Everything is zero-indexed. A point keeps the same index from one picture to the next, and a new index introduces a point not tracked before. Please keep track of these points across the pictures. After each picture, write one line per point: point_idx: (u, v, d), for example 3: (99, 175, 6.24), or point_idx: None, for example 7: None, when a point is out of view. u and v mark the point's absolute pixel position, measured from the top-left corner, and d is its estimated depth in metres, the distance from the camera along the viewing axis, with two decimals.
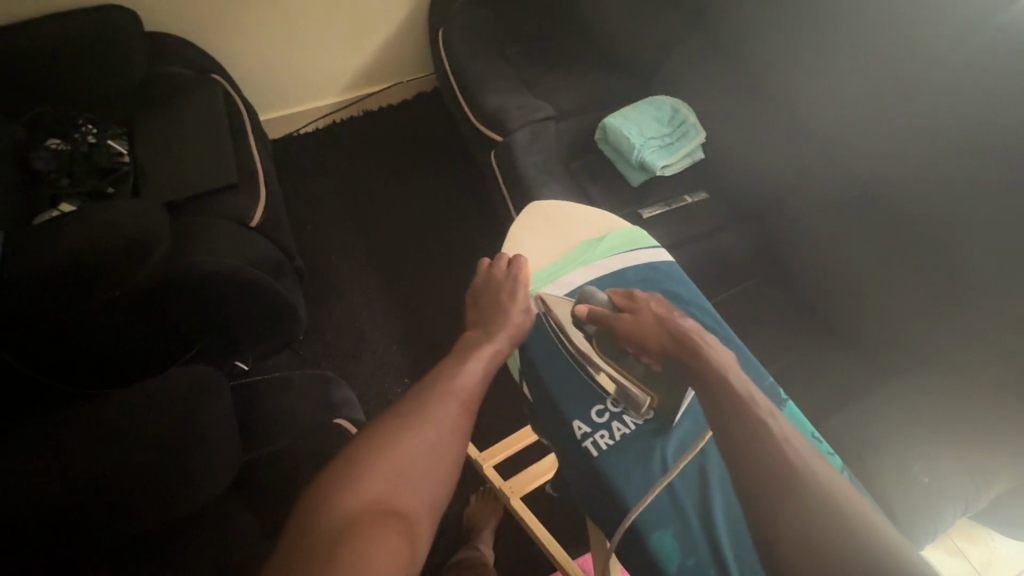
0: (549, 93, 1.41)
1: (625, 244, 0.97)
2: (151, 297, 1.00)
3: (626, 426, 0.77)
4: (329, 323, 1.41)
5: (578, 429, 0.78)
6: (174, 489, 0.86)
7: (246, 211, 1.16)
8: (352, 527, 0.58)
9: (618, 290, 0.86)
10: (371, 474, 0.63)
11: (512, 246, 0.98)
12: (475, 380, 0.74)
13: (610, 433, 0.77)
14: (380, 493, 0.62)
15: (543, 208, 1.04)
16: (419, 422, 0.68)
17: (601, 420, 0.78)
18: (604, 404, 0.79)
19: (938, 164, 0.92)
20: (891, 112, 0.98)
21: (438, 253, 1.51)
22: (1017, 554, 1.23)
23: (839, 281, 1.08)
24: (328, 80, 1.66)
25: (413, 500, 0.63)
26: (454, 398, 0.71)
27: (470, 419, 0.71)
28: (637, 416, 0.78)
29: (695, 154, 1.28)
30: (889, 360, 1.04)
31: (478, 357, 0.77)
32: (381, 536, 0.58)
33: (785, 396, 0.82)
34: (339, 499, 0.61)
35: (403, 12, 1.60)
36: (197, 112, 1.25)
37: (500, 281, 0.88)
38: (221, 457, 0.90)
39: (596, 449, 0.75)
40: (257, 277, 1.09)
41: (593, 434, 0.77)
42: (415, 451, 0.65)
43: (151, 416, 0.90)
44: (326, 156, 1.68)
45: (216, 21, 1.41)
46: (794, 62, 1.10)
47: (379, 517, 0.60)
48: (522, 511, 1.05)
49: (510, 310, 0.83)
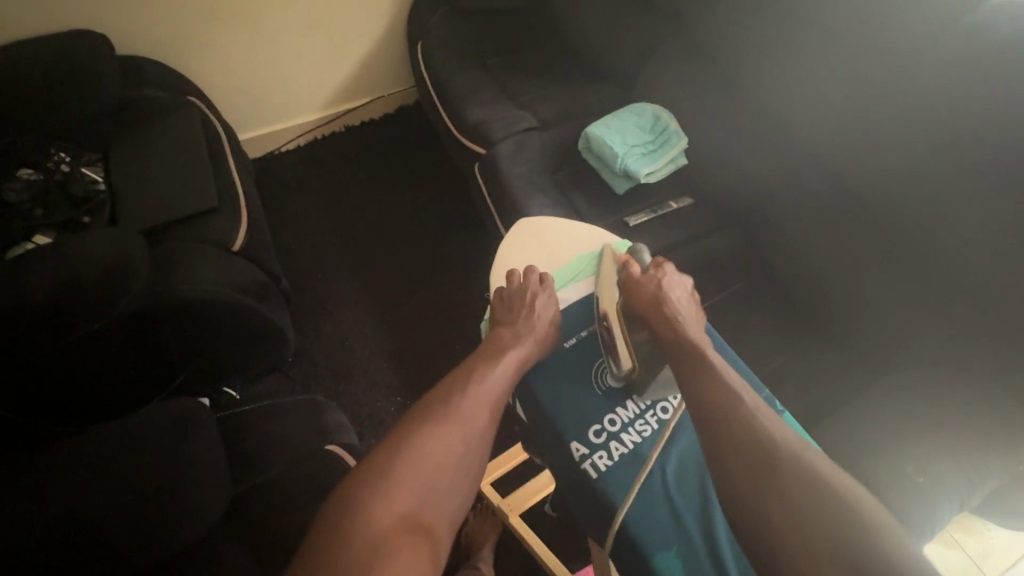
0: (531, 103, 1.41)
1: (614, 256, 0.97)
2: (138, 323, 0.97)
3: (624, 445, 0.77)
4: (319, 344, 1.39)
5: (576, 451, 0.77)
6: (173, 517, 0.84)
7: (228, 236, 1.14)
8: (383, 539, 0.60)
9: (661, 260, 0.90)
10: (400, 484, 0.66)
11: (502, 266, 0.99)
12: (497, 393, 0.78)
13: (609, 454, 0.76)
14: (403, 508, 0.64)
15: (530, 224, 1.03)
16: (446, 434, 0.72)
17: (599, 440, 0.77)
18: (601, 424, 0.79)
19: (919, 165, 0.93)
20: (870, 113, 0.99)
21: (426, 267, 1.50)
22: (1012, 543, 1.24)
23: (827, 282, 1.09)
24: (308, 97, 1.64)
25: (438, 513, 0.67)
26: (478, 412, 0.75)
27: (490, 433, 0.76)
28: (634, 434, 0.78)
29: (678, 161, 1.28)
30: (880, 358, 1.05)
31: (496, 372, 0.79)
32: (410, 548, 0.61)
33: (782, 407, 0.83)
34: (370, 510, 0.62)
35: (381, 27, 1.59)
36: (175, 137, 1.23)
37: (529, 288, 0.88)
38: (212, 489, 0.88)
39: (595, 471, 0.75)
40: (245, 302, 1.08)
41: (592, 455, 0.76)
42: (442, 463, 0.69)
43: (144, 447, 0.88)
44: (309, 173, 1.66)
45: (192, 42, 1.40)
46: (772, 65, 1.11)
47: (407, 529, 0.63)
48: (521, 529, 1.03)
49: (538, 317, 0.85)
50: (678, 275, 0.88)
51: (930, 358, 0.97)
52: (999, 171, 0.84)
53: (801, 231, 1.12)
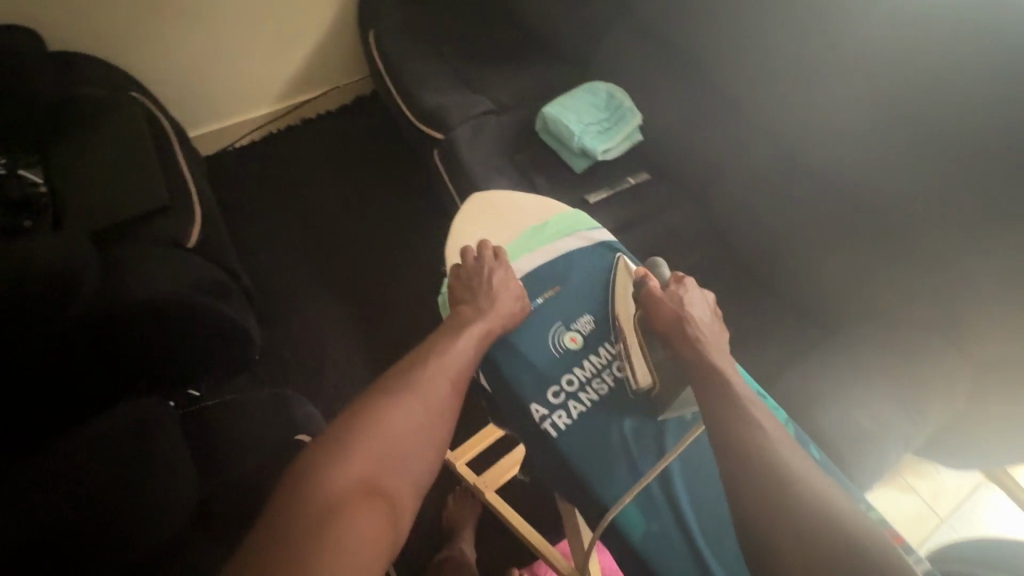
0: (486, 87, 1.41)
1: (567, 228, 0.99)
2: (92, 325, 0.95)
3: (581, 403, 0.82)
4: (286, 340, 1.38)
5: (536, 412, 0.81)
6: (142, 512, 0.83)
7: (181, 234, 1.12)
8: (342, 504, 0.61)
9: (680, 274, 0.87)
10: (361, 453, 0.66)
11: (456, 240, 1.00)
12: (463, 364, 0.79)
13: (568, 413, 0.81)
14: (364, 475, 0.65)
15: (484, 198, 1.05)
16: (409, 404, 0.72)
17: (557, 400, 0.82)
18: (559, 385, 0.83)
19: (855, 129, 0.98)
20: (808, 81, 1.03)
21: (393, 257, 1.50)
22: (961, 483, 1.33)
23: (778, 247, 1.14)
24: (259, 90, 1.60)
25: (401, 481, 0.67)
26: (442, 383, 0.76)
27: (455, 404, 0.77)
28: (592, 393, 0.83)
29: (634, 137, 1.30)
30: (830, 315, 1.10)
31: (460, 344, 0.81)
32: (370, 513, 0.61)
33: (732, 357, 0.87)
34: (329, 478, 0.63)
35: (330, 16, 1.56)
36: (119, 134, 1.18)
37: (487, 266, 0.90)
38: (176, 489, 0.88)
39: (555, 429, 0.79)
40: (202, 301, 1.05)
41: (551, 415, 0.80)
42: (404, 432, 0.70)
43: (106, 446, 0.86)
44: (265, 169, 1.62)
45: (132, 37, 1.35)
46: (716, 39, 1.14)
47: (367, 493, 0.64)
48: (498, 505, 1.05)
49: (501, 294, 0.86)
50: (701, 291, 0.85)
51: (875, 312, 1.03)
52: (927, 133, 0.90)
53: (752, 199, 1.16)
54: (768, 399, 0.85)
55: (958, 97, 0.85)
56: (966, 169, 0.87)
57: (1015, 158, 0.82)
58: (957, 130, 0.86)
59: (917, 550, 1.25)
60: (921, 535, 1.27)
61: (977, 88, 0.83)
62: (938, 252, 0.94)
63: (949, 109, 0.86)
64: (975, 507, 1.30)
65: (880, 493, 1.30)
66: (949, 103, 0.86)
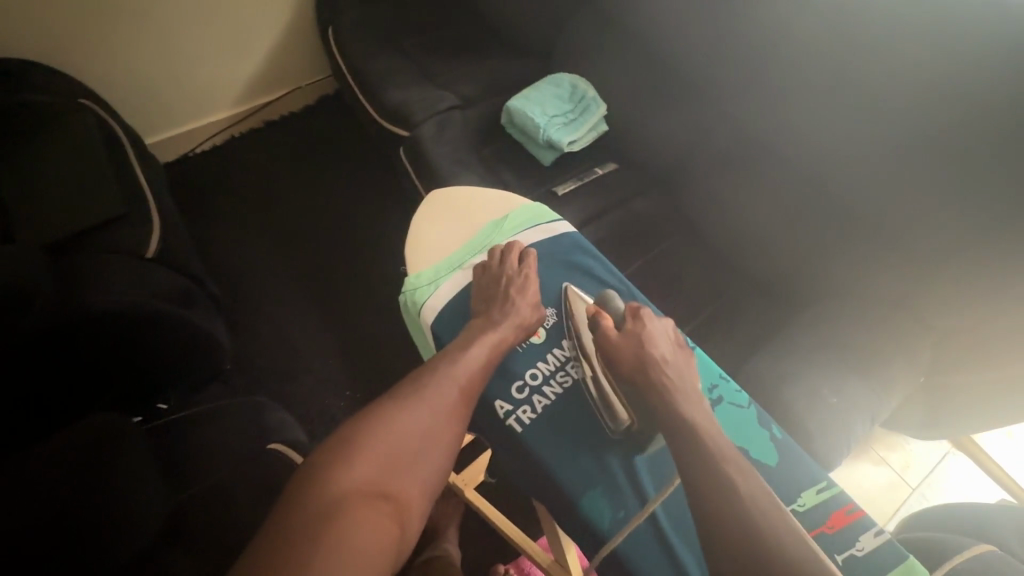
0: (450, 81, 1.39)
1: (526, 221, 1.02)
2: (51, 335, 0.90)
3: (545, 398, 0.85)
4: (258, 347, 1.35)
5: (501, 408, 0.84)
6: (113, 521, 0.79)
7: (141, 244, 1.09)
8: (346, 506, 0.61)
9: (634, 304, 0.89)
10: (368, 454, 0.66)
11: (417, 237, 1.01)
12: (474, 371, 0.79)
13: (532, 407, 0.84)
14: (371, 477, 0.65)
15: (444, 195, 1.06)
16: (421, 410, 0.73)
17: (522, 395, 0.85)
18: (522, 381, 0.86)
19: (816, 111, 1.00)
20: (767, 66, 1.03)
21: (364, 257, 1.48)
22: (929, 452, 1.37)
23: (745, 230, 1.15)
24: (218, 93, 1.56)
25: (407, 485, 0.67)
26: (454, 389, 0.76)
27: (465, 411, 0.76)
28: (555, 386, 0.86)
29: (600, 128, 1.31)
30: (797, 295, 1.12)
31: (474, 351, 0.81)
32: (374, 517, 0.61)
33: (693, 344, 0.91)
34: (335, 479, 0.63)
35: (289, 14, 1.53)
36: (68, 142, 1.13)
37: (510, 273, 0.92)
38: (147, 500, 0.84)
39: (520, 424, 0.83)
40: (166, 310, 1.03)
41: (516, 411, 0.84)
42: (412, 436, 0.70)
43: (76, 456, 0.82)
44: (229, 174, 1.59)
45: (80, 42, 1.28)
46: (675, 26, 1.14)
47: (374, 495, 0.64)
48: (477, 502, 1.06)
49: (520, 303, 0.87)
50: (657, 319, 0.87)
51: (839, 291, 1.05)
52: (885, 113, 0.91)
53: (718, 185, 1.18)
54: (731, 381, 0.89)
55: (912, 76, 0.87)
56: (921, 146, 0.89)
57: (968, 135, 0.84)
58: (912, 109, 0.88)
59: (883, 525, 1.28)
60: (892, 506, 1.30)
61: (930, 66, 0.84)
62: (896, 228, 0.96)
63: (905, 88, 0.88)
64: (943, 474, 1.34)
65: (853, 467, 1.34)
66: (905, 83, 0.88)
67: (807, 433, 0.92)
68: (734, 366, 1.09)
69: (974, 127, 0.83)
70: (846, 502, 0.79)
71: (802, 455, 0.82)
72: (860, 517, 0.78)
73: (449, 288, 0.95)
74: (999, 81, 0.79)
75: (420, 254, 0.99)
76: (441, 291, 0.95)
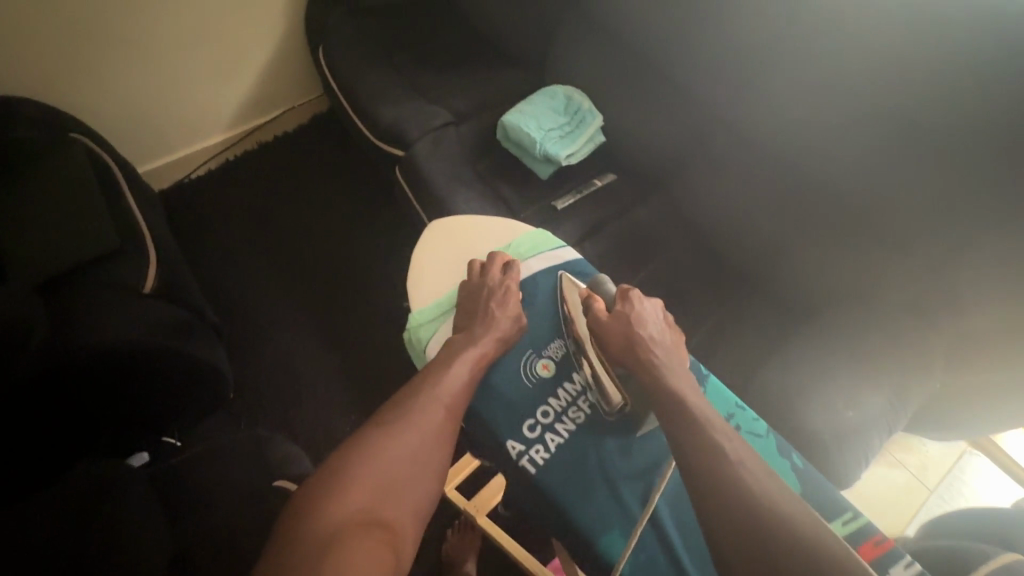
0: (443, 97, 1.38)
1: (531, 249, 1.01)
2: (47, 376, 0.89)
3: (559, 435, 0.83)
4: (260, 374, 1.33)
5: (512, 449, 0.82)
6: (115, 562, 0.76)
7: (138, 278, 1.07)
8: (339, 538, 0.60)
9: (624, 287, 0.91)
10: (356, 485, 0.66)
11: (419, 272, 1.00)
12: (459, 389, 0.79)
13: (545, 447, 0.82)
14: (363, 505, 0.65)
15: (444, 226, 1.05)
16: (408, 433, 0.72)
17: (534, 435, 0.83)
18: (534, 419, 0.84)
19: (817, 116, 0.98)
20: (764, 72, 1.02)
21: (363, 277, 1.46)
22: (944, 452, 1.35)
23: (749, 237, 1.13)
24: (210, 117, 1.55)
25: (398, 512, 0.67)
26: (439, 408, 0.76)
27: (452, 430, 0.76)
28: (568, 423, 0.84)
29: (597, 138, 1.29)
30: (806, 302, 1.10)
31: (457, 367, 0.81)
32: (369, 546, 0.61)
33: (707, 371, 0.90)
34: (325, 513, 0.62)
35: (278, 35, 1.52)
36: (59, 176, 1.11)
37: (494, 284, 0.91)
38: (154, 536, 0.82)
39: (534, 465, 0.80)
40: (161, 346, 1.00)
41: (528, 451, 0.81)
42: (400, 462, 0.70)
43: (70, 500, 0.82)
44: (224, 198, 1.57)
45: (67, 73, 1.26)
46: (668, 33, 1.12)
47: (368, 522, 0.63)
48: (490, 528, 1.03)
49: (498, 315, 0.87)
50: (646, 299, 0.89)
51: (851, 297, 1.03)
52: (890, 116, 0.90)
53: (721, 192, 1.16)
54: (748, 410, 0.88)
55: (915, 76, 0.85)
56: (928, 146, 0.88)
57: (978, 133, 0.82)
58: (917, 109, 0.86)
59: (902, 532, 1.25)
60: (911, 509, 1.28)
61: (935, 64, 0.83)
62: (905, 231, 0.95)
63: (910, 88, 0.86)
64: (962, 475, 1.32)
65: (869, 471, 1.31)
66: (909, 82, 0.86)
67: (825, 446, 0.90)
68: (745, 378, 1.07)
69: (983, 125, 0.81)
70: (874, 533, 0.77)
71: (824, 485, 0.80)
72: (889, 549, 0.75)
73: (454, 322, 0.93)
74: (1007, 77, 0.77)
75: (424, 287, 0.98)
76: (446, 325, 0.93)
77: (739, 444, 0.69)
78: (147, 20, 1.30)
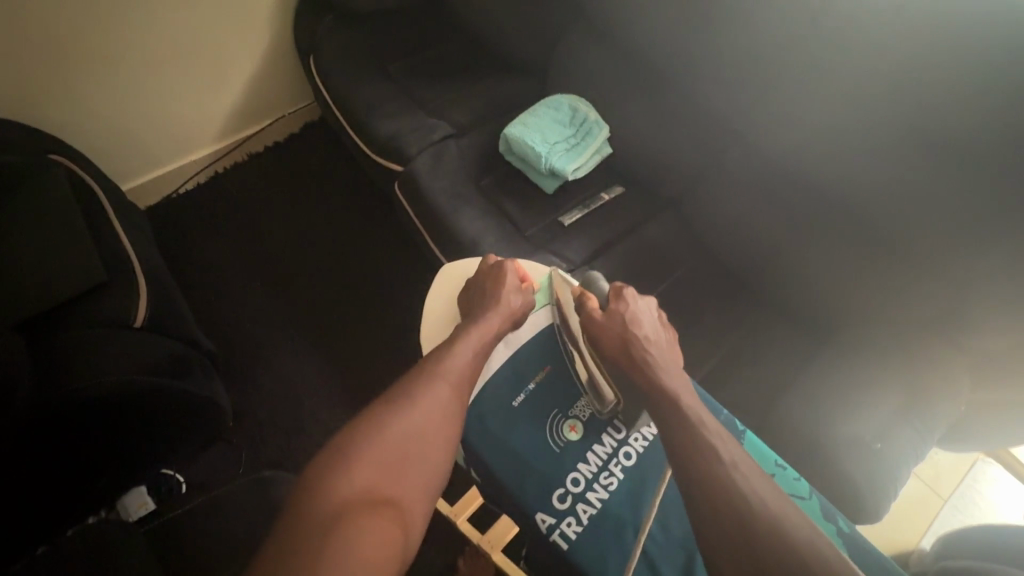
0: (442, 109, 1.33)
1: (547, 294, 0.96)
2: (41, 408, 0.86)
3: (591, 505, 0.78)
4: (257, 402, 1.29)
5: (543, 522, 0.77)
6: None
7: (127, 312, 1.02)
8: (347, 512, 0.58)
9: (616, 286, 0.89)
10: (364, 460, 0.64)
11: (431, 317, 0.96)
12: (463, 368, 0.79)
13: (577, 519, 0.77)
14: (371, 482, 0.63)
15: (455, 271, 1.00)
16: (415, 410, 0.71)
17: (565, 506, 0.78)
18: (564, 488, 0.79)
19: (835, 132, 0.94)
20: (779, 85, 0.98)
21: (365, 295, 1.42)
22: (956, 460, 1.33)
23: (763, 254, 1.11)
24: (197, 130, 1.49)
25: (406, 489, 0.65)
26: (445, 385, 0.75)
27: (458, 408, 0.75)
28: (600, 490, 0.79)
29: (603, 151, 1.25)
30: (823, 320, 1.07)
31: (461, 347, 0.80)
32: (377, 521, 0.59)
33: (742, 427, 0.87)
34: (333, 488, 0.61)
35: (266, 43, 1.46)
36: (38, 205, 1.04)
37: (494, 271, 0.92)
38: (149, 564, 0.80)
39: (566, 540, 0.75)
40: (160, 382, 0.98)
41: (559, 524, 0.77)
42: (409, 436, 0.68)
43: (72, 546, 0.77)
44: (215, 215, 1.52)
45: (45, 92, 1.19)
46: (678, 43, 1.08)
47: (376, 499, 0.62)
48: (505, 565, 1.01)
49: (509, 295, 0.88)
50: (637, 296, 0.88)
51: (870, 318, 1.00)
52: (915, 134, 0.85)
53: (735, 207, 1.12)
54: (788, 468, 0.86)
55: (942, 94, 0.80)
56: (957, 165, 0.82)
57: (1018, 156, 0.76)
58: (946, 128, 0.81)
59: (917, 544, 1.24)
60: (926, 520, 1.27)
61: (962, 83, 0.77)
62: (929, 252, 0.90)
63: (938, 106, 0.81)
64: (977, 487, 1.31)
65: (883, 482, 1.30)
66: (935, 100, 0.81)
67: (853, 482, 0.86)
68: (763, 400, 1.05)
69: (1016, 148, 0.76)
70: None
71: (871, 548, 0.78)
72: None
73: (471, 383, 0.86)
74: None
75: (438, 331, 0.95)
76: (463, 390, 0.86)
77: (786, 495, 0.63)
78: (127, 33, 1.23)
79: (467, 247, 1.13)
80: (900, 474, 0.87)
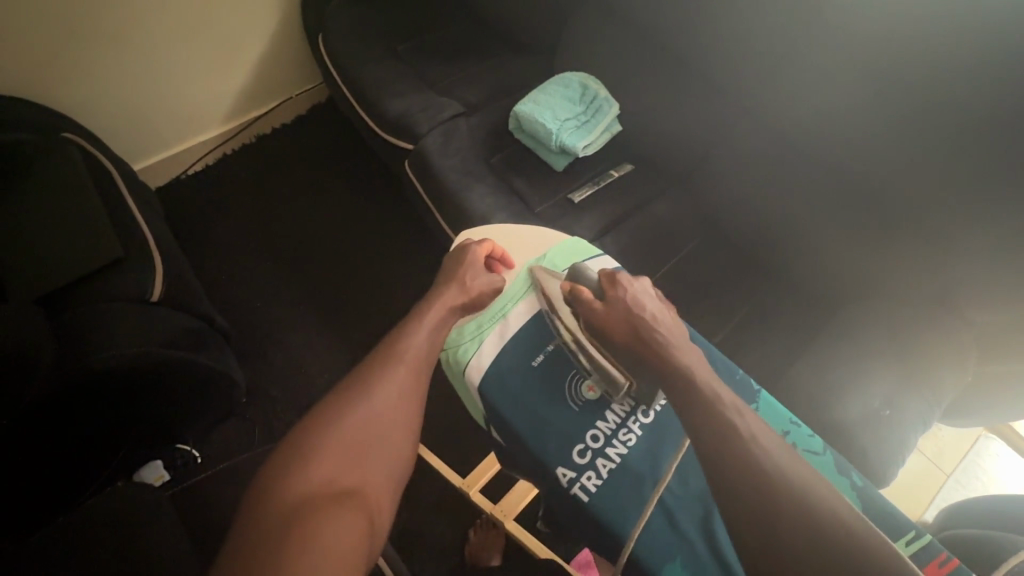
0: (452, 88, 1.34)
1: (566, 260, 0.98)
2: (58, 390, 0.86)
3: (610, 460, 0.80)
4: (272, 377, 1.31)
5: (563, 476, 0.79)
6: (135, 548, 0.76)
7: (145, 286, 1.03)
8: (309, 508, 0.60)
9: (607, 271, 0.88)
10: (325, 454, 0.66)
11: None
12: (419, 353, 0.80)
13: (597, 473, 0.79)
14: (330, 476, 0.64)
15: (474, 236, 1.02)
16: (370, 400, 0.72)
17: (584, 460, 0.80)
18: (584, 444, 0.81)
19: (844, 108, 0.93)
20: (789, 60, 0.97)
21: (376, 273, 1.43)
22: (959, 435, 1.35)
23: (773, 229, 1.12)
24: (206, 111, 1.49)
25: (367, 478, 0.66)
26: (402, 370, 0.76)
27: (418, 390, 0.76)
28: (620, 446, 0.81)
29: (612, 129, 1.26)
30: (833, 296, 1.08)
31: (416, 335, 0.81)
32: (342, 515, 0.60)
33: (758, 387, 0.89)
34: (292, 485, 0.62)
35: (274, 23, 1.45)
36: (56, 181, 1.06)
37: (457, 258, 0.93)
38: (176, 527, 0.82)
39: (586, 493, 0.77)
40: (177, 358, 1.00)
41: (580, 478, 0.78)
42: (370, 423, 0.70)
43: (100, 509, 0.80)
44: (226, 195, 1.53)
45: (57, 70, 1.20)
46: (689, 20, 1.07)
47: (336, 492, 0.63)
48: (517, 532, 1.04)
49: (469, 270, 0.91)
50: (631, 277, 0.87)
51: (878, 291, 1.02)
52: (928, 107, 0.84)
53: (747, 183, 1.13)
54: (803, 427, 0.87)
55: (956, 67, 0.79)
56: (967, 139, 0.82)
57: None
58: (957, 102, 0.81)
59: (920, 518, 1.26)
60: (929, 494, 1.29)
61: (975, 55, 0.77)
62: (940, 225, 0.91)
63: (949, 76, 0.80)
64: (979, 461, 1.33)
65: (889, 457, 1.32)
66: (948, 74, 0.80)
67: (863, 448, 0.87)
68: (772, 372, 1.06)
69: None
70: (938, 551, 0.76)
71: (885, 501, 0.80)
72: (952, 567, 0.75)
73: (494, 341, 0.89)
74: None
75: None
76: (485, 346, 0.88)
77: (799, 458, 0.64)
78: (137, 11, 1.22)
79: (477, 222, 1.13)
80: (904, 443, 0.89)
